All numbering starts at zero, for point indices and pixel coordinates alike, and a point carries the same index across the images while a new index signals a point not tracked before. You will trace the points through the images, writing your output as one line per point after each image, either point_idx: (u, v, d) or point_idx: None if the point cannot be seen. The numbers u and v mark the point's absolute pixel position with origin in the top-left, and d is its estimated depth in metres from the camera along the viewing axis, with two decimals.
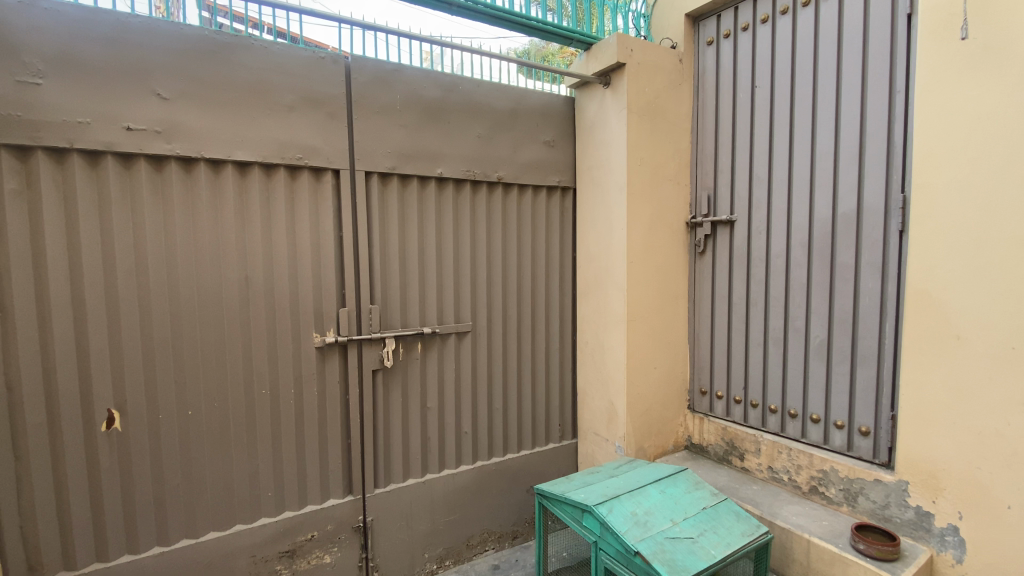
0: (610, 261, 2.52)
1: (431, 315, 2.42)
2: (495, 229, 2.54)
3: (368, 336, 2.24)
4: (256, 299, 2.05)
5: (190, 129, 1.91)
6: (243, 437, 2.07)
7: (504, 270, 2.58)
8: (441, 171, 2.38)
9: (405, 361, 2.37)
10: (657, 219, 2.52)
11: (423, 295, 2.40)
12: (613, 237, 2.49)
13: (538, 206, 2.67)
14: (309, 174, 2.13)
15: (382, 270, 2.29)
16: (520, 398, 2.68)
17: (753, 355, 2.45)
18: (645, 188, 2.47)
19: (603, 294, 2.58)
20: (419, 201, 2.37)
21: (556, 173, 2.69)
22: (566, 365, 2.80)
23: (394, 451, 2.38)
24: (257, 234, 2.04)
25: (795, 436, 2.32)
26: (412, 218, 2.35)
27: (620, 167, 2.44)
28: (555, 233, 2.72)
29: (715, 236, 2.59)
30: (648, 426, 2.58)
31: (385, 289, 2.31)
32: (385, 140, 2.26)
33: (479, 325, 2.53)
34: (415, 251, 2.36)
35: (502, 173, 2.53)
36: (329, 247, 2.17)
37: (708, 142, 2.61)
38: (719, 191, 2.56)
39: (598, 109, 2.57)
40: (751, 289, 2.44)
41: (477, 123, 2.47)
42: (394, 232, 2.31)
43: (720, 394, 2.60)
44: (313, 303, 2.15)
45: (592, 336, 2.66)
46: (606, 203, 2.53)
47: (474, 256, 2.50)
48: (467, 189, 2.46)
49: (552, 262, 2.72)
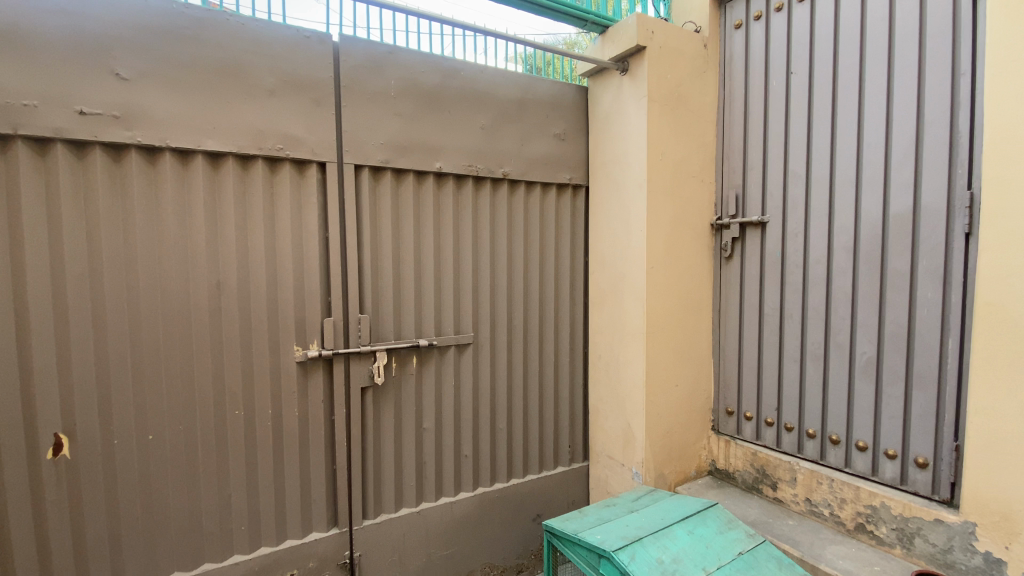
0: (626, 267, 2.26)
1: (427, 326, 2.17)
2: (499, 231, 2.30)
3: (356, 349, 1.99)
4: (228, 308, 1.81)
5: (154, 115, 1.68)
6: (212, 464, 1.83)
7: (509, 276, 2.34)
8: (439, 166, 2.14)
9: (398, 377, 2.12)
10: (680, 220, 2.27)
11: (419, 303, 2.15)
12: (630, 241, 2.23)
13: (547, 206, 2.42)
14: (291, 167, 1.90)
15: (372, 276, 2.05)
16: (526, 417, 2.43)
17: (788, 373, 2.18)
18: (666, 186, 2.22)
19: (618, 303, 2.32)
20: (416, 199, 2.12)
21: (567, 169, 2.45)
22: (578, 382, 2.54)
23: (385, 477, 2.13)
24: (230, 235, 1.81)
25: (837, 466, 2.04)
26: (407, 218, 2.11)
27: (638, 162, 2.19)
28: (566, 236, 2.47)
29: (743, 239, 2.32)
30: (669, 450, 2.31)
31: (375, 297, 2.06)
32: (377, 130, 2.02)
33: (482, 337, 2.28)
34: (410, 255, 2.12)
35: (508, 169, 2.28)
36: (313, 250, 1.93)
37: (736, 135, 2.36)
38: (749, 188, 2.30)
39: (614, 99, 2.32)
40: (785, 299, 2.18)
41: (480, 113, 2.23)
42: (386, 233, 2.07)
43: (749, 416, 2.33)
44: (294, 313, 1.91)
45: (606, 350, 2.40)
46: (622, 202, 2.28)
47: (476, 260, 2.25)
48: (468, 187, 2.22)
49: (562, 267, 2.47)
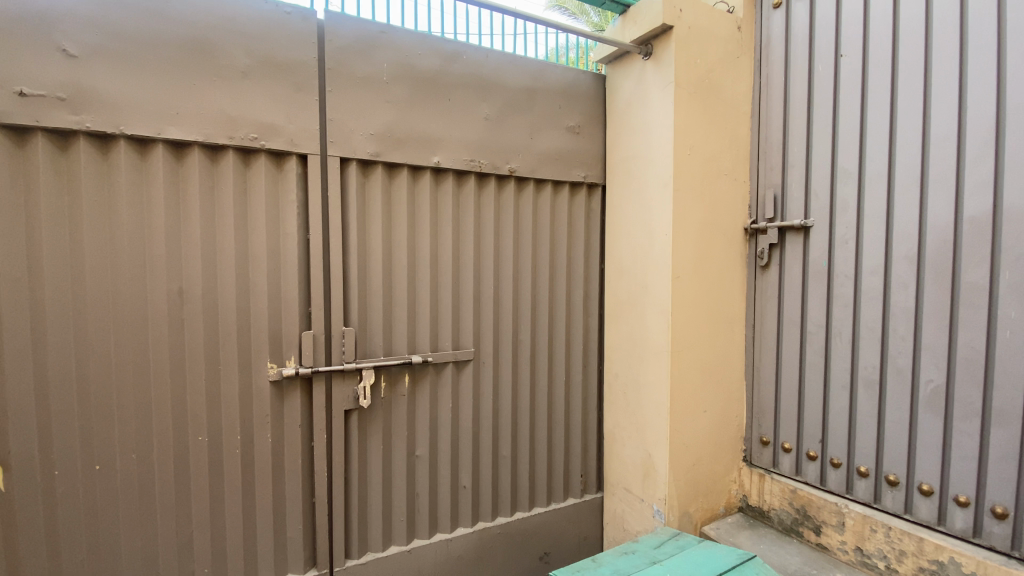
0: (646, 276, 1.99)
1: (421, 341, 1.91)
2: (504, 234, 2.05)
3: (338, 367, 1.74)
4: (191, 320, 1.59)
5: (106, 98, 1.46)
6: (171, 498, 1.60)
7: (516, 285, 2.08)
8: (437, 160, 1.89)
9: (387, 399, 1.86)
10: (709, 223, 2.00)
11: (412, 315, 1.90)
12: (653, 246, 1.96)
13: (559, 206, 2.16)
14: (267, 160, 1.67)
15: (359, 284, 1.80)
16: (533, 443, 2.16)
17: (835, 400, 1.89)
18: (694, 185, 1.94)
19: (637, 317, 2.04)
20: (410, 198, 1.87)
21: (582, 166, 2.19)
22: (592, 404, 2.27)
23: (372, 512, 1.88)
24: (195, 236, 1.58)
25: (895, 511, 1.74)
26: (399, 218, 1.86)
27: (663, 158, 1.92)
28: (580, 241, 2.20)
29: (783, 245, 2.03)
30: (695, 484, 2.03)
31: (362, 307, 1.81)
32: (366, 119, 1.78)
33: (483, 354, 2.03)
34: (402, 260, 1.87)
35: (515, 165, 2.03)
36: (291, 254, 1.70)
37: (774, 128, 2.08)
38: (789, 188, 2.01)
39: (636, 87, 2.06)
40: (832, 315, 1.88)
41: (485, 102, 1.98)
42: (376, 235, 1.82)
43: (788, 447, 2.04)
44: (268, 325, 1.67)
45: (624, 369, 2.13)
46: (644, 203, 2.01)
47: (478, 268, 2.00)
48: (470, 184, 1.97)
49: (575, 276, 2.21)
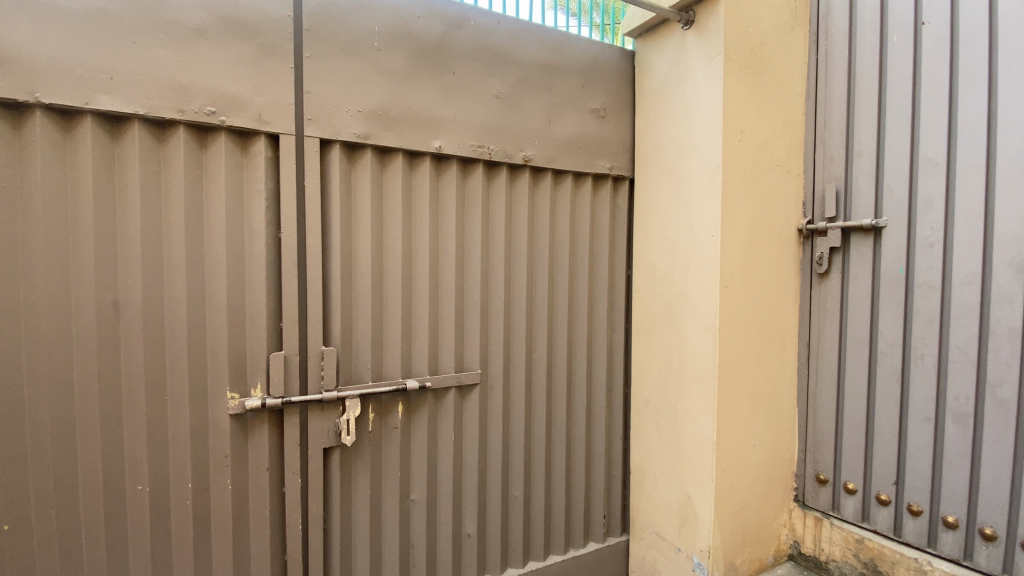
0: (686, 285, 1.67)
1: (418, 363, 1.58)
2: (516, 235, 1.73)
3: (316, 398, 1.41)
4: (130, 340, 1.26)
5: (16, 55, 1.12)
6: (102, 565, 1.26)
7: (530, 295, 1.76)
8: (439, 145, 1.56)
9: (377, 434, 1.53)
10: (761, 223, 1.68)
11: (407, 331, 1.57)
12: (695, 249, 1.64)
13: (580, 203, 1.84)
14: (229, 140, 1.35)
15: (343, 294, 1.46)
16: (549, 480, 1.84)
17: (913, 435, 1.56)
18: (745, 177, 1.63)
19: (675, 333, 1.72)
20: (406, 190, 1.55)
21: (608, 155, 1.87)
22: (616, 433, 1.95)
23: (357, 569, 1.55)
24: (135, 234, 1.26)
25: (991, 571, 1.42)
26: (392, 215, 1.53)
27: (709, 144, 1.61)
28: (605, 243, 1.88)
29: (847, 249, 1.71)
30: (742, 532, 1.71)
31: (347, 323, 1.48)
32: (353, 92, 1.45)
33: (491, 377, 1.71)
34: (395, 265, 1.54)
35: (530, 152, 1.71)
36: (257, 257, 1.37)
37: (835, 111, 1.76)
38: (855, 181, 1.69)
39: (674, 62, 1.75)
40: (912, 333, 1.56)
41: (496, 77, 1.66)
42: (364, 235, 1.49)
43: (852, 488, 1.71)
44: (228, 346, 1.34)
45: (657, 395, 1.80)
46: (684, 198, 1.69)
47: (485, 275, 1.68)
48: (478, 174, 1.65)
49: (599, 284, 1.88)
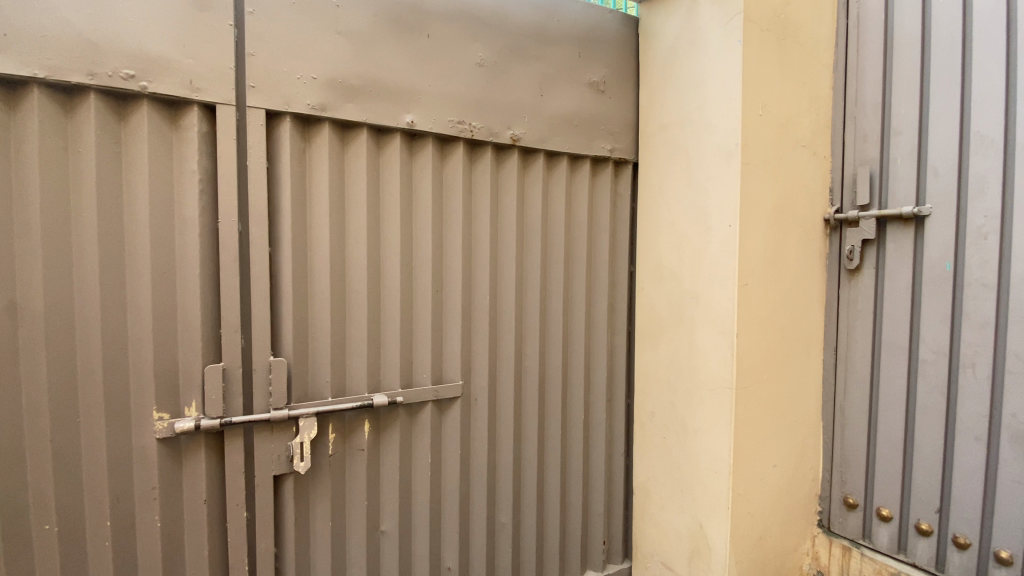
0: (699, 283, 1.45)
1: (387, 375, 1.35)
2: (503, 226, 1.51)
3: (262, 418, 1.19)
4: (30, 352, 1.04)
5: None
6: None
7: (519, 295, 1.54)
8: (411, 120, 1.33)
9: (339, 457, 1.31)
10: (784, 212, 1.46)
11: (375, 338, 1.34)
12: (709, 241, 1.42)
13: (576, 190, 1.61)
14: (155, 111, 1.12)
15: (295, 295, 1.23)
16: (541, 504, 1.62)
17: (961, 457, 1.34)
18: (766, 157, 1.41)
19: (685, 339, 1.50)
20: (372, 173, 1.32)
21: (609, 136, 1.63)
22: (618, 450, 1.73)
23: None
24: (35, 224, 1.03)
25: None
26: (355, 202, 1.30)
27: (726, 120, 1.38)
28: (605, 236, 1.65)
29: (883, 242, 1.49)
30: (761, 565, 1.50)
31: (302, 330, 1.25)
32: (307, 55, 1.22)
33: (474, 389, 1.49)
34: (360, 261, 1.31)
35: (518, 131, 1.48)
36: (190, 251, 1.14)
37: (870, 83, 1.53)
38: (894, 163, 1.46)
39: (684, 27, 1.51)
40: (961, 340, 1.34)
41: (479, 42, 1.42)
42: (322, 226, 1.26)
43: (886, 515, 1.49)
44: (154, 357, 1.12)
45: (664, 408, 1.58)
46: (696, 183, 1.47)
47: (467, 271, 1.45)
48: (458, 155, 1.42)
49: (598, 282, 1.66)
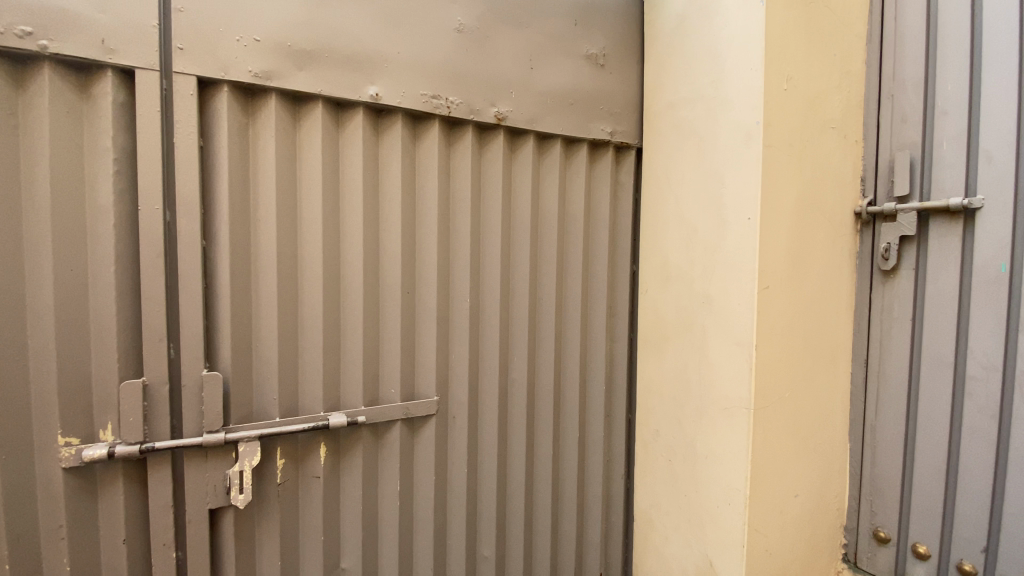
0: (711, 286, 1.25)
1: (348, 391, 1.16)
2: (487, 218, 1.31)
3: (192, 443, 1.00)
4: None
5: None
6: None
7: (505, 297, 1.34)
8: (375, 92, 1.13)
9: (290, 486, 1.12)
10: (811, 204, 1.26)
11: (334, 348, 1.14)
12: (724, 237, 1.22)
13: (571, 178, 1.41)
14: (61, 76, 0.93)
15: (235, 298, 1.04)
16: (530, 533, 1.43)
17: (1015, 492, 1.13)
18: (791, 140, 1.20)
19: (694, 349, 1.30)
20: (329, 155, 1.12)
21: (609, 116, 1.43)
22: (618, 471, 1.54)
23: None
24: None
25: None
26: (309, 189, 1.11)
27: (744, 94, 1.17)
28: (604, 230, 1.45)
29: (925, 239, 1.28)
30: None
31: (244, 339, 1.06)
32: (247, 13, 1.02)
33: (452, 405, 1.29)
34: (314, 259, 1.11)
35: (504, 109, 1.27)
36: (105, 245, 0.96)
37: (910, 56, 1.32)
38: (939, 148, 1.25)
39: None
40: (1017, 353, 1.12)
41: (456, 5, 1.22)
42: (268, 217, 1.07)
43: (924, 553, 1.29)
44: (59, 372, 0.94)
45: (668, 427, 1.39)
46: (708, 169, 1.26)
47: (443, 270, 1.26)
48: (433, 136, 1.22)
49: (596, 283, 1.46)
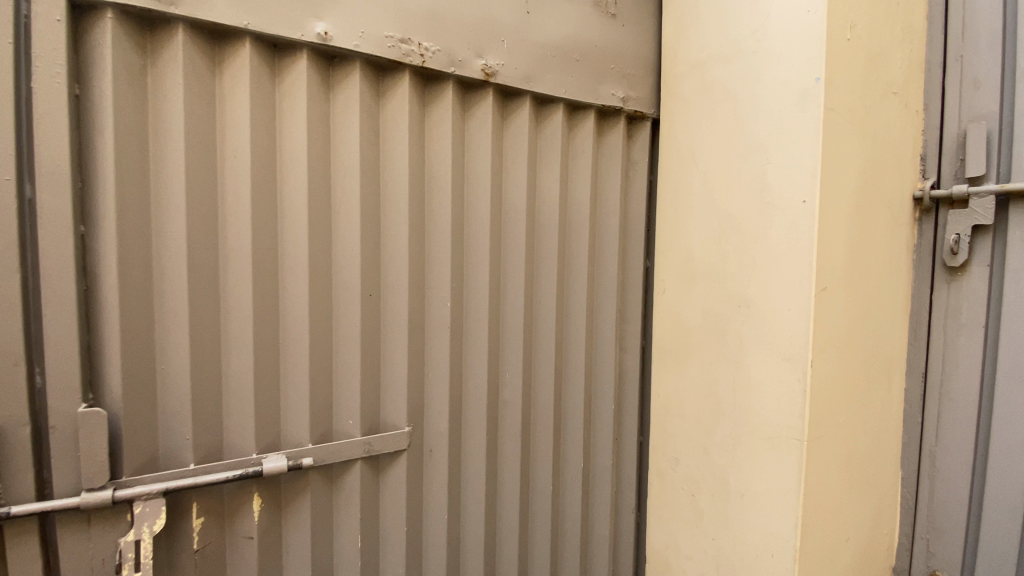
0: (751, 285, 1.00)
1: (292, 425, 0.89)
2: (471, 201, 1.04)
3: (64, 504, 0.72)
4: None
5: None
6: None
7: (494, 299, 1.07)
8: (324, 30, 0.84)
9: (212, 552, 0.85)
10: (870, 185, 1.01)
11: (271, 370, 0.87)
12: (770, 225, 0.96)
13: (575, 154, 1.15)
14: None
15: (129, 306, 0.76)
16: None
17: None
18: (851, 103, 0.95)
19: (727, 365, 1.05)
20: (262, 113, 0.84)
21: (622, 78, 1.16)
22: (627, 505, 1.28)
23: None
24: None
25: None
26: (234, 159, 0.82)
27: (797, 40, 0.91)
28: (615, 217, 1.19)
29: (1002, 230, 1.05)
30: None
31: (145, 362, 0.78)
32: None
33: (429, 437, 1.02)
34: (242, 251, 0.83)
35: (493, 62, 1.00)
36: None
37: (985, 7, 1.08)
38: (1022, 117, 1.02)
39: None
40: None
41: None
42: (176, 194, 0.78)
43: None
44: None
45: (691, 457, 1.14)
46: (747, 140, 1.00)
47: (418, 267, 0.98)
48: (401, 93, 0.94)
49: (604, 281, 1.20)
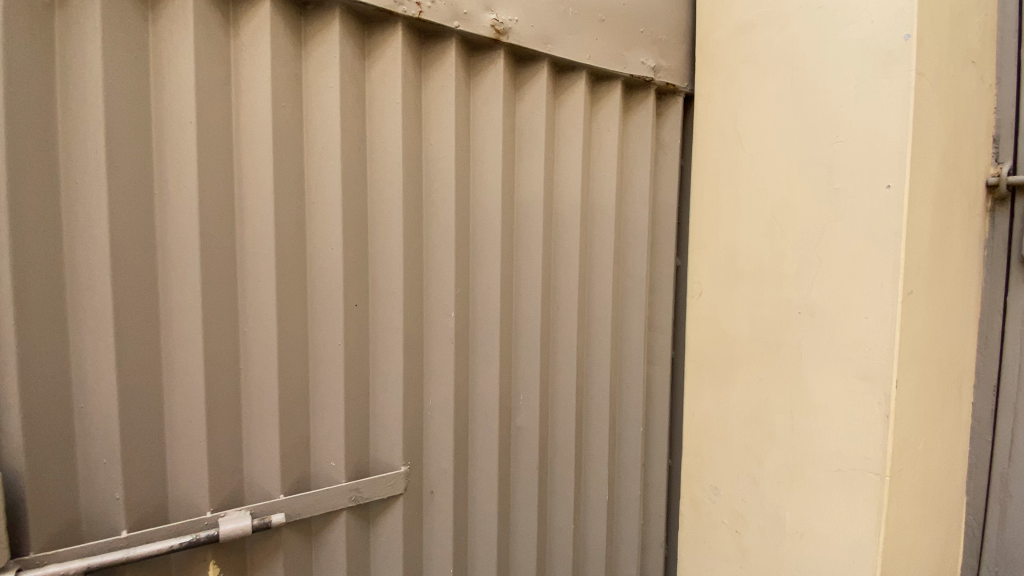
0: (814, 288, 0.83)
1: (261, 471, 0.71)
2: (478, 190, 0.86)
3: None
4: None
5: None
6: None
7: (506, 308, 0.90)
8: None
9: None
10: (952, 167, 0.85)
11: (231, 403, 0.69)
12: (839, 216, 0.80)
13: (599, 133, 0.98)
14: None
15: (31, 329, 0.56)
16: None
17: None
18: (938, 68, 0.79)
19: (783, 382, 0.88)
20: (212, 74, 0.64)
21: (653, 44, 0.99)
22: (656, 538, 1.12)
23: None
24: None
25: None
26: (177, 135, 0.63)
27: None
28: (644, 209, 1.02)
29: None
30: None
31: (57, 402, 0.59)
32: None
33: (429, 475, 0.85)
34: (190, 255, 0.65)
35: (505, 17, 0.81)
36: None
37: None
38: None
39: None
40: None
41: None
42: (96, 179, 0.59)
43: None
44: None
45: (733, 487, 0.97)
46: (808, 114, 0.83)
47: (415, 270, 0.81)
48: (392, 53, 0.75)
49: (631, 284, 1.03)
